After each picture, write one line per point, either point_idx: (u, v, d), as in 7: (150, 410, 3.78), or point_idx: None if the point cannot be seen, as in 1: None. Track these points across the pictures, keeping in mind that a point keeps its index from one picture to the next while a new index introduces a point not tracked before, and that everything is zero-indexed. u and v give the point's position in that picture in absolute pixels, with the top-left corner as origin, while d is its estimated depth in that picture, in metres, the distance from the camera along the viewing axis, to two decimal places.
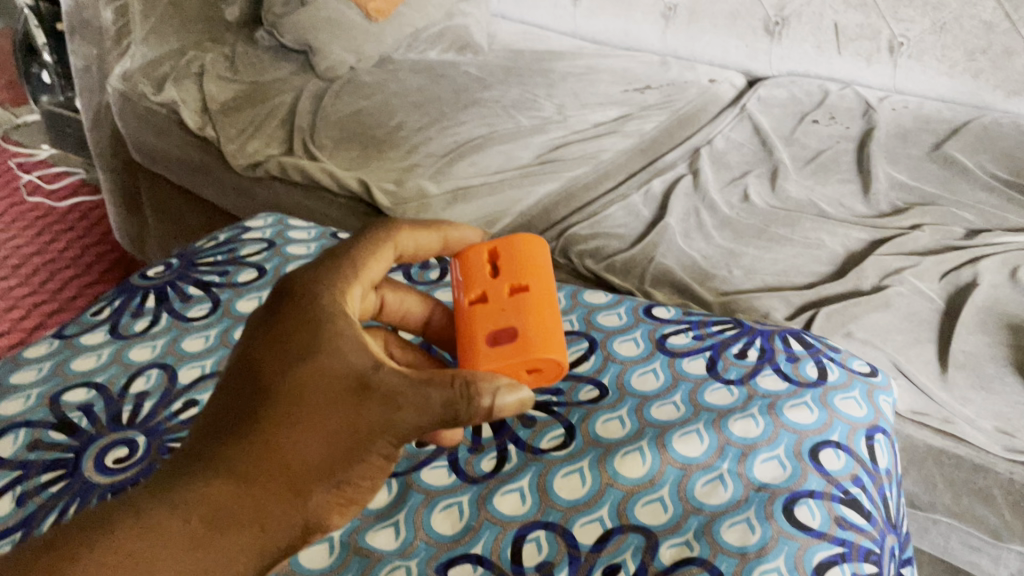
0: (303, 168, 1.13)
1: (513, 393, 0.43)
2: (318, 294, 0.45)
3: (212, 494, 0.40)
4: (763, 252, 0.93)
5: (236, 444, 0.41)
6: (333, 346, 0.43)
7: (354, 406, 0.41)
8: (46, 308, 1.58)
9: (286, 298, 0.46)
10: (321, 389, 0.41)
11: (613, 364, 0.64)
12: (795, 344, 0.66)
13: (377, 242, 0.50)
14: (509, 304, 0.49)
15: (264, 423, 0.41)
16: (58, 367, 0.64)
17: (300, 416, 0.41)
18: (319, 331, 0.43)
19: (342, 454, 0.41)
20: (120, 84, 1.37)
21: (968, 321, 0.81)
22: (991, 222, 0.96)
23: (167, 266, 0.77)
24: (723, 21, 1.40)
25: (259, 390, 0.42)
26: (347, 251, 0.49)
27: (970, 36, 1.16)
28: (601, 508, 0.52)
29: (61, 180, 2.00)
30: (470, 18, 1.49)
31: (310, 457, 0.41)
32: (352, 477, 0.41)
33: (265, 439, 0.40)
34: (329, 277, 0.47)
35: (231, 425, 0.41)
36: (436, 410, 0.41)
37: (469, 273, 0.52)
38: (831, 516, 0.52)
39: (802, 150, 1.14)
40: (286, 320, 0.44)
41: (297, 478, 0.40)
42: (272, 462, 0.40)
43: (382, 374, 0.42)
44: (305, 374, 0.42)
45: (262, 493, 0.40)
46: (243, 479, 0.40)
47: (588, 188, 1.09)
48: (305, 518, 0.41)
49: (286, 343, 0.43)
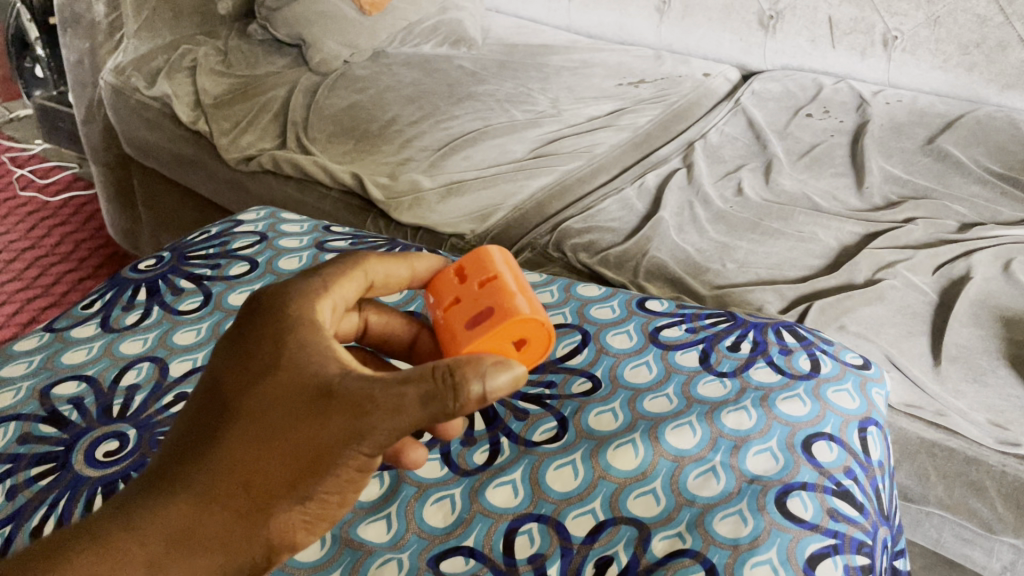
0: (296, 162, 1.13)
1: (506, 369, 0.38)
2: (286, 300, 0.42)
3: (172, 516, 0.39)
4: (756, 246, 0.93)
5: (198, 461, 0.39)
6: (297, 356, 0.40)
7: (316, 419, 0.38)
8: (38, 303, 1.57)
9: (257, 302, 0.43)
10: (285, 402, 0.39)
11: (606, 357, 0.64)
12: (789, 336, 0.66)
13: (345, 271, 0.45)
14: (481, 294, 0.45)
15: (225, 440, 0.39)
16: (49, 360, 0.64)
17: (260, 432, 0.39)
18: (283, 340, 0.40)
19: (306, 469, 0.38)
20: (112, 78, 1.37)
21: (961, 314, 0.81)
22: (984, 215, 0.96)
23: (159, 259, 0.77)
24: (717, 14, 1.40)
25: (222, 405, 0.40)
26: (313, 274, 0.44)
27: (963, 30, 1.17)
28: (593, 500, 0.52)
29: (54, 174, 1.99)
30: (465, 12, 1.49)
31: (272, 474, 0.38)
32: (319, 492, 0.39)
33: (225, 457, 0.39)
34: (298, 284, 0.43)
35: (195, 440, 0.40)
36: (410, 414, 0.37)
37: (439, 284, 0.48)
38: (824, 508, 0.52)
39: (796, 143, 1.14)
40: (253, 328, 0.42)
41: (260, 496, 0.39)
42: (233, 481, 0.39)
43: (349, 383, 0.38)
44: (268, 387, 0.39)
45: (223, 512, 0.39)
46: (204, 500, 0.39)
47: (582, 182, 1.09)
48: (270, 535, 0.39)
49: (253, 353, 0.41)
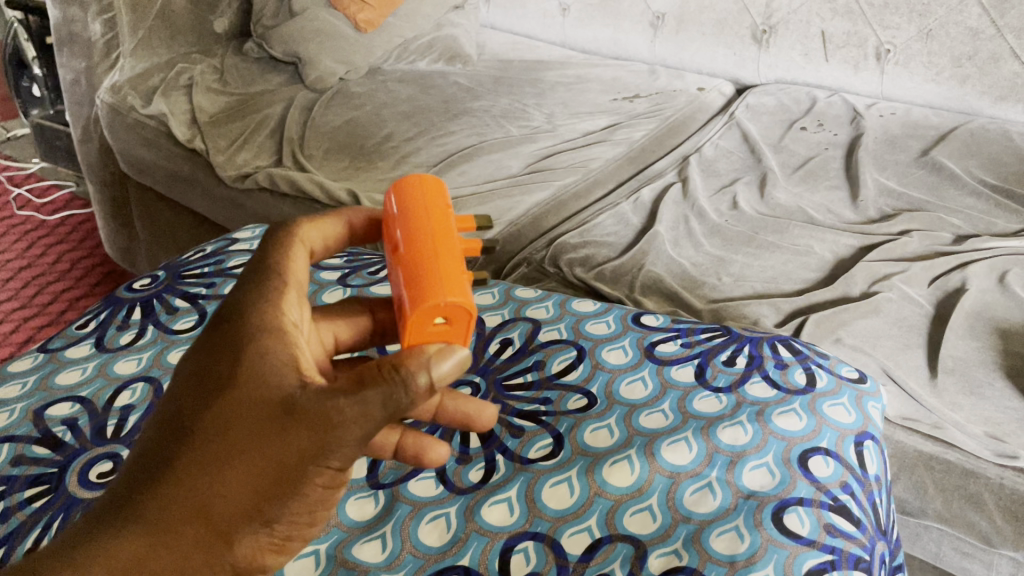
0: (291, 178, 1.13)
1: (449, 358, 0.37)
2: (242, 308, 0.41)
3: (131, 543, 0.39)
4: (752, 259, 0.93)
5: (157, 487, 0.39)
6: (254, 370, 0.39)
7: (275, 439, 0.38)
8: (36, 321, 1.57)
9: (222, 312, 0.42)
10: (243, 422, 0.38)
11: (602, 373, 0.64)
12: (784, 350, 0.66)
13: (290, 247, 0.45)
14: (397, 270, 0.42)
15: (184, 463, 0.39)
16: (43, 381, 0.64)
17: (217, 455, 0.38)
18: (239, 356, 0.40)
19: (266, 489, 0.38)
20: (109, 97, 1.36)
21: (957, 327, 0.81)
22: (979, 227, 0.96)
23: (154, 278, 0.77)
24: (711, 29, 1.41)
25: (182, 427, 0.40)
26: (269, 261, 0.44)
27: (956, 42, 1.18)
28: (589, 517, 0.52)
29: (51, 193, 1.99)
30: (460, 28, 1.49)
31: (231, 498, 0.38)
32: (285, 513, 0.39)
33: (185, 479, 0.39)
34: (259, 287, 0.42)
35: (154, 464, 0.40)
36: (376, 418, 0.36)
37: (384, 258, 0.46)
38: (821, 523, 0.52)
39: (790, 157, 1.14)
40: (214, 338, 0.41)
41: (221, 521, 0.39)
42: (191, 507, 0.39)
43: (307, 397, 0.37)
44: (226, 404, 0.39)
45: (185, 539, 0.39)
46: (162, 526, 0.39)
47: (578, 197, 1.09)
48: (233, 558, 0.39)
49: (212, 370, 0.40)
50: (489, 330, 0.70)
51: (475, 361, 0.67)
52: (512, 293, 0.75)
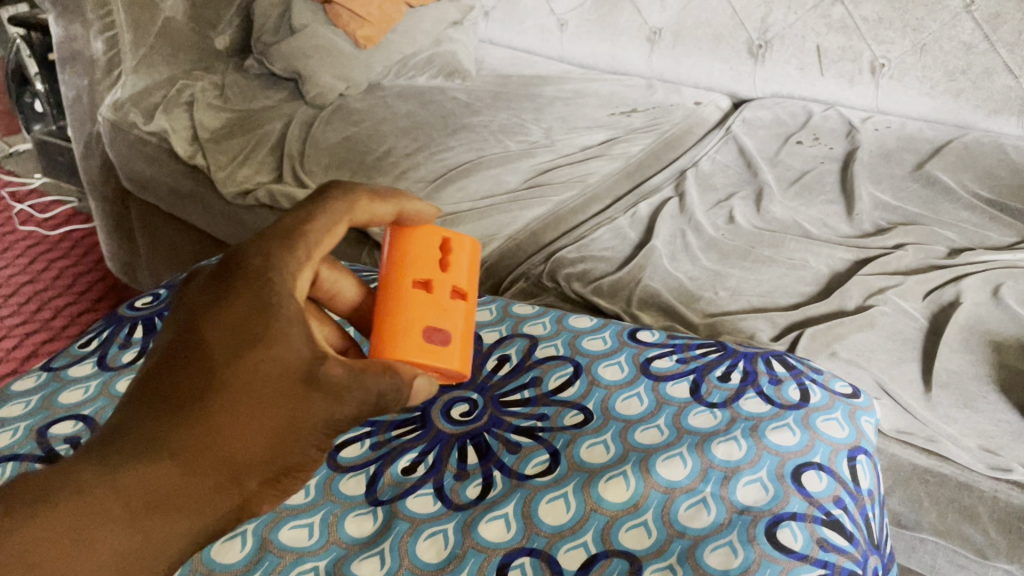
0: (292, 195, 1.15)
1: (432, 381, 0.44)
2: (269, 273, 0.41)
3: (144, 483, 0.37)
4: (748, 273, 0.94)
5: (176, 428, 0.37)
6: (282, 331, 0.39)
7: (299, 403, 0.38)
8: (39, 337, 1.58)
9: (238, 270, 0.41)
10: (268, 379, 0.38)
11: (598, 389, 0.64)
12: (778, 366, 0.67)
13: (336, 223, 0.43)
14: (448, 307, 0.49)
15: (208, 408, 0.37)
16: (46, 400, 0.65)
17: (244, 407, 0.38)
18: (265, 316, 0.39)
19: (282, 445, 0.39)
20: (110, 114, 1.38)
21: (951, 340, 0.81)
22: (973, 241, 0.97)
23: (156, 296, 0.78)
24: (707, 44, 1.42)
25: (201, 374, 0.38)
26: (304, 229, 0.43)
27: (949, 57, 1.19)
28: (585, 533, 0.52)
29: (53, 208, 2.00)
30: (459, 44, 1.51)
31: (251, 446, 0.38)
32: (292, 468, 0.39)
33: (208, 423, 0.37)
34: (282, 255, 0.41)
35: (168, 407, 0.38)
36: (376, 402, 0.40)
37: (415, 255, 0.50)
38: (814, 538, 0.52)
39: (786, 171, 1.15)
40: (236, 296, 0.40)
41: (236, 469, 0.38)
42: (212, 453, 0.37)
43: (330, 366, 0.39)
44: (255, 360, 0.38)
45: (199, 483, 0.37)
46: (180, 468, 0.37)
47: (576, 211, 1.10)
48: (240, 505, 0.38)
49: (236, 325, 0.39)
50: (486, 347, 0.71)
51: (472, 378, 0.67)
52: (509, 309, 0.76)
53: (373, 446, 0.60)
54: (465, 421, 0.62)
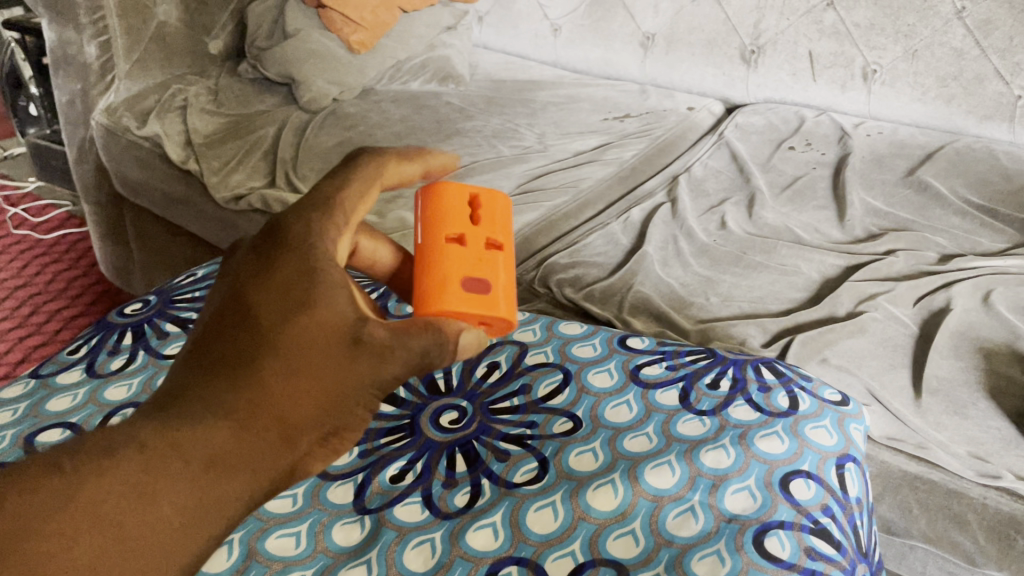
0: (284, 200, 1.14)
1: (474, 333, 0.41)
2: (314, 242, 0.39)
3: (199, 441, 0.33)
4: (739, 279, 0.94)
5: (230, 388, 0.35)
6: (330, 293, 0.37)
7: (352, 362, 0.36)
8: (31, 341, 1.57)
9: (280, 242, 0.39)
10: (320, 338, 0.36)
11: (587, 397, 0.64)
12: (767, 373, 0.67)
13: (371, 185, 0.44)
14: (484, 259, 0.48)
15: (261, 366, 0.35)
16: (34, 408, 0.64)
17: (299, 365, 0.35)
18: (311, 280, 0.37)
19: (334, 405, 0.36)
20: (104, 118, 1.37)
21: (941, 347, 0.81)
22: (964, 247, 0.98)
23: (145, 303, 0.78)
24: (700, 49, 1.42)
25: (253, 334, 0.36)
26: (339, 198, 0.42)
27: (941, 63, 1.20)
28: (573, 542, 0.52)
29: (48, 212, 2.00)
30: (452, 49, 1.51)
31: (309, 403, 0.35)
32: (344, 427, 0.36)
33: (262, 379, 0.35)
34: (322, 224, 0.40)
35: (218, 368, 0.35)
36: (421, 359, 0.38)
37: (445, 213, 0.49)
38: (801, 547, 0.52)
39: (778, 176, 1.15)
40: (282, 262, 0.38)
41: (290, 427, 0.35)
42: (267, 410, 0.34)
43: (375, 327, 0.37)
44: (308, 319, 0.36)
45: (255, 441, 0.34)
46: (236, 426, 0.34)
47: (569, 217, 1.10)
48: (295, 465, 0.35)
49: (283, 289, 0.37)
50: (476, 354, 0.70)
51: (462, 385, 0.67)
52: None
53: (361, 453, 0.60)
54: (454, 428, 0.62)
